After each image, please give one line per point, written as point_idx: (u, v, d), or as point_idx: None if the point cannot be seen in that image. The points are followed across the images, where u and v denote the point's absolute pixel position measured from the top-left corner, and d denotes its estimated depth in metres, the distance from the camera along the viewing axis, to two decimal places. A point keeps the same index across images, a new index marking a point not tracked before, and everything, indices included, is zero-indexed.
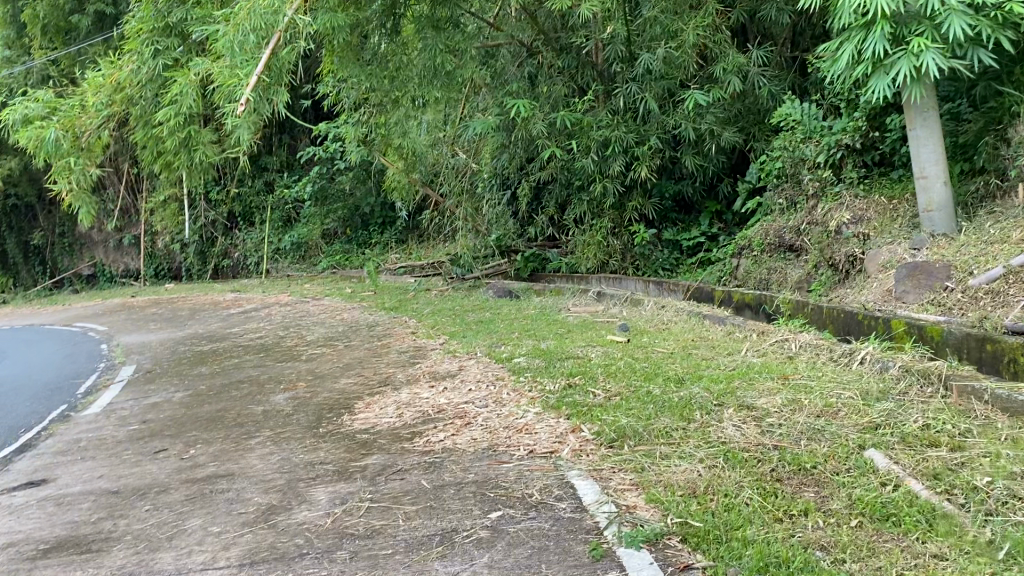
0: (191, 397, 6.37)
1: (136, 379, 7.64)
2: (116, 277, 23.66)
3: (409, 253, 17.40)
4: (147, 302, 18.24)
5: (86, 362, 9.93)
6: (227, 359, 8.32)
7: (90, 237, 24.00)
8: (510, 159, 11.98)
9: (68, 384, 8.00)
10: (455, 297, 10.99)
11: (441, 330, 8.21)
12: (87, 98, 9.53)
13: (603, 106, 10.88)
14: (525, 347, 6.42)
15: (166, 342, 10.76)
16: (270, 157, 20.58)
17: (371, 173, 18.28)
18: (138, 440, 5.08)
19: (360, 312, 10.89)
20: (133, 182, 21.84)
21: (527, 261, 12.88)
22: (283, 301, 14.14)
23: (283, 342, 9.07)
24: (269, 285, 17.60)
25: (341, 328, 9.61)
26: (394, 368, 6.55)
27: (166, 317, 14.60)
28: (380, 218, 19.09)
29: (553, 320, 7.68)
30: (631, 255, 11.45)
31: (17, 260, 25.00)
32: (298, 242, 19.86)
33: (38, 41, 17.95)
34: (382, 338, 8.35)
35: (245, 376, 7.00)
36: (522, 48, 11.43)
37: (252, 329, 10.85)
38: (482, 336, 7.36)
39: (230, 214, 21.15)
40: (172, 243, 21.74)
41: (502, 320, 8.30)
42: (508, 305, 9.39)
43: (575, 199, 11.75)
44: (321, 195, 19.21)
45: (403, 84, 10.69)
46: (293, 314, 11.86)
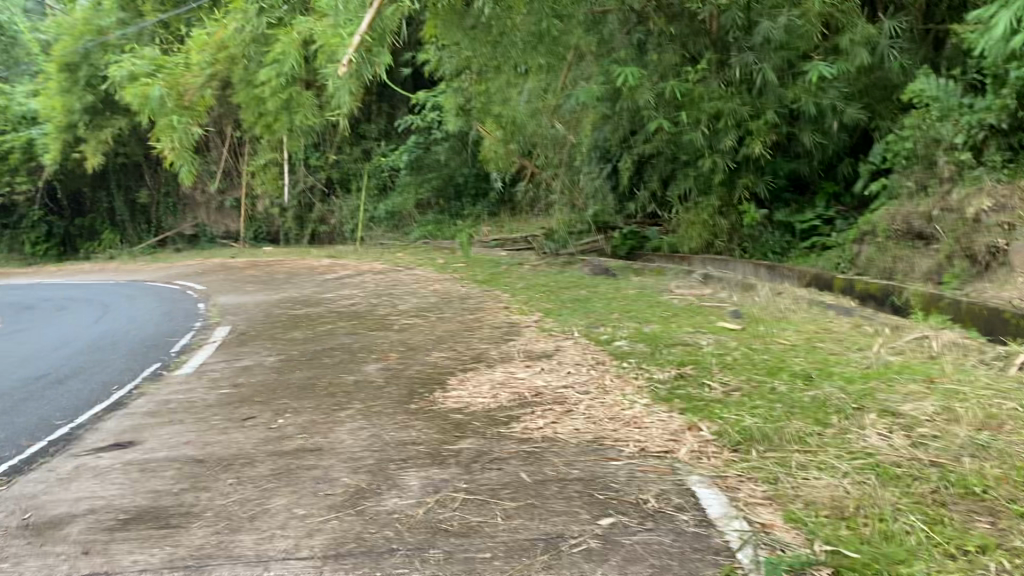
0: (281, 362, 6.25)
1: (228, 341, 7.60)
2: (217, 238, 24.25)
3: (502, 226, 17.16)
4: (245, 264, 18.53)
5: (183, 320, 10.03)
6: (319, 325, 8.21)
7: (193, 198, 24.65)
8: (615, 132, 11.64)
9: (164, 342, 8.02)
10: (550, 272, 10.63)
11: (536, 306, 7.90)
12: (192, 58, 9.53)
13: (716, 78, 10.45)
14: (628, 330, 6.04)
15: (261, 305, 10.81)
16: (368, 124, 20.76)
17: (467, 145, 18.66)
18: (226, 405, 4.94)
19: (453, 284, 10.67)
20: (236, 146, 22.38)
21: (625, 238, 12.28)
22: (375, 268, 14.10)
23: (375, 310, 8.93)
24: (363, 253, 17.61)
25: (434, 299, 9.42)
26: (488, 344, 6.27)
27: (262, 280, 14.74)
28: (473, 190, 19.13)
29: (655, 302, 7.26)
30: (738, 235, 10.92)
31: (125, 217, 26.13)
32: (392, 212, 19.70)
33: (150, 3, 18.32)
34: (475, 312, 8.10)
35: (335, 344, 6.85)
36: (632, 15, 10.41)
37: (345, 295, 10.79)
38: (581, 314, 7.01)
39: (327, 180, 21.32)
40: (271, 207, 22.05)
41: (600, 298, 7.93)
42: (606, 283, 9.00)
43: (681, 174, 11.37)
44: (417, 165, 19.42)
45: (507, 49, 10.18)
46: (385, 282, 11.73)
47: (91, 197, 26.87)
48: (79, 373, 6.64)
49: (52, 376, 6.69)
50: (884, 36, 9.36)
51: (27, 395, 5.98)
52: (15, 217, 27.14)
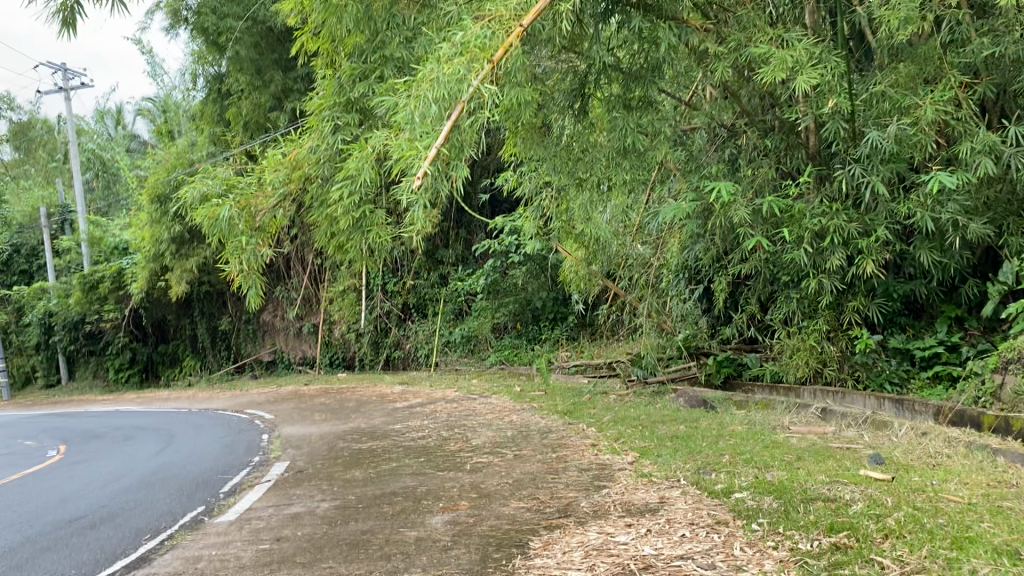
0: (337, 509, 5.41)
1: (284, 480, 6.82)
2: (293, 364, 24.02)
3: (580, 352, 16.37)
4: (318, 392, 17.99)
5: (242, 454, 9.32)
6: (384, 461, 7.37)
7: (272, 324, 24.65)
8: (707, 252, 10.72)
9: (217, 480, 7.29)
10: (639, 403, 9.63)
11: (629, 444, 6.90)
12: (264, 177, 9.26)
13: (818, 193, 9.57)
14: (747, 480, 5.01)
15: (325, 437, 10.04)
16: (445, 250, 20.46)
17: (546, 266, 17.90)
18: (262, 568, 4.12)
19: (531, 415, 9.76)
20: (316, 273, 22.45)
21: (720, 365, 11.24)
22: (449, 397, 13.33)
23: (445, 446, 8.03)
24: (437, 380, 16.89)
25: (511, 432, 8.47)
26: (576, 492, 5.30)
27: (332, 408, 14.08)
28: (551, 314, 18.19)
29: (771, 443, 6.21)
30: (849, 363, 9.68)
31: (206, 344, 26.37)
32: (467, 335, 19.27)
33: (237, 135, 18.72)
34: (558, 450, 7.12)
35: (400, 487, 5.99)
36: (722, 128, 10.30)
37: (415, 427, 9.94)
38: (687, 456, 5.97)
39: (404, 305, 20.92)
40: (348, 332, 21.69)
41: (703, 436, 6.90)
42: (705, 416, 7.99)
43: (782, 296, 10.21)
44: (493, 289, 18.74)
45: (593, 161, 9.57)
46: (459, 413, 10.86)
47: (174, 324, 27.18)
48: (116, 517, 5.96)
49: (86, 520, 5.99)
50: (1009, 145, 8.26)
51: (51, 544, 5.27)
52: (101, 344, 27.69)
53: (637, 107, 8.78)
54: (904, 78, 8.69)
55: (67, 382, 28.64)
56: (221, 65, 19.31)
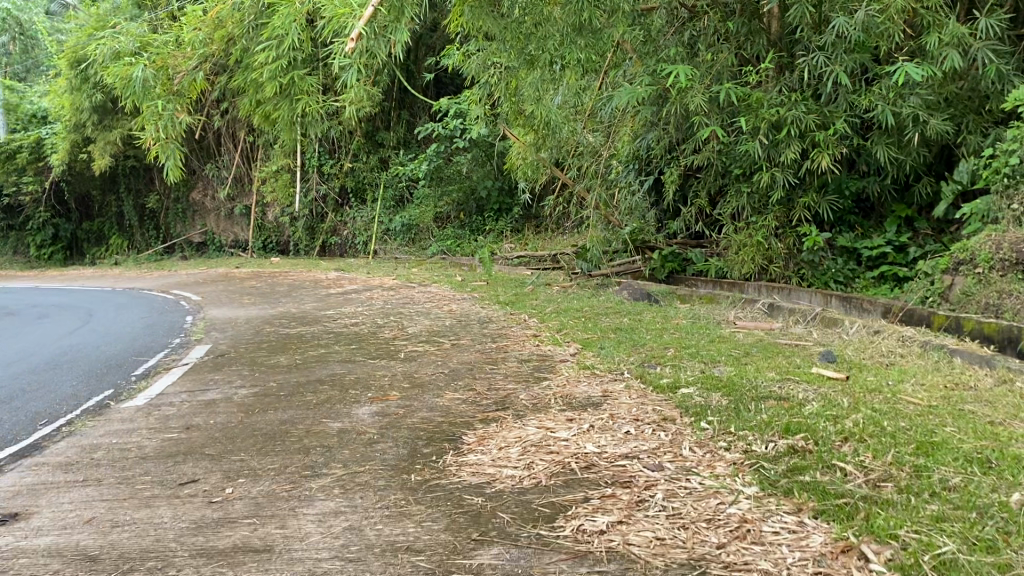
0: (256, 397, 5.02)
1: (203, 364, 6.39)
2: (226, 247, 23.20)
3: (523, 243, 16.02)
4: (250, 275, 17.37)
5: (163, 335, 8.82)
6: (313, 348, 6.97)
7: (204, 205, 23.64)
8: (659, 141, 10.30)
9: (131, 363, 6.81)
10: (582, 295, 9.35)
11: (571, 336, 6.61)
12: (183, 35, 8.47)
13: (777, 83, 9.12)
14: (695, 375, 4.77)
15: (253, 321, 9.57)
16: (387, 132, 19.47)
17: (491, 155, 17.38)
18: (166, 459, 3.72)
19: (470, 305, 9.41)
20: (249, 151, 21.62)
21: (664, 260, 10.98)
22: (386, 284, 12.91)
23: (378, 334, 7.65)
24: (375, 267, 16.40)
25: (448, 322, 8.13)
26: (514, 384, 4.99)
27: (264, 292, 13.56)
28: (496, 205, 17.81)
29: (718, 338, 5.99)
30: (796, 261, 9.56)
31: (134, 222, 25.25)
32: (408, 225, 18.58)
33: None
34: (496, 340, 6.79)
35: (327, 374, 5.61)
36: (682, 10, 9.67)
37: (348, 314, 9.52)
38: (630, 350, 5.70)
39: (342, 190, 20.10)
40: (284, 216, 20.89)
41: (647, 329, 6.65)
42: (650, 310, 7.74)
43: (733, 190, 9.84)
44: (437, 175, 18.09)
45: (546, 38, 8.90)
46: (396, 300, 10.47)
47: (99, 201, 25.88)
48: (14, 400, 5.47)
49: None
50: (977, 38, 7.93)
51: None
52: (21, 219, 26.33)
53: None
54: None
55: None
56: None
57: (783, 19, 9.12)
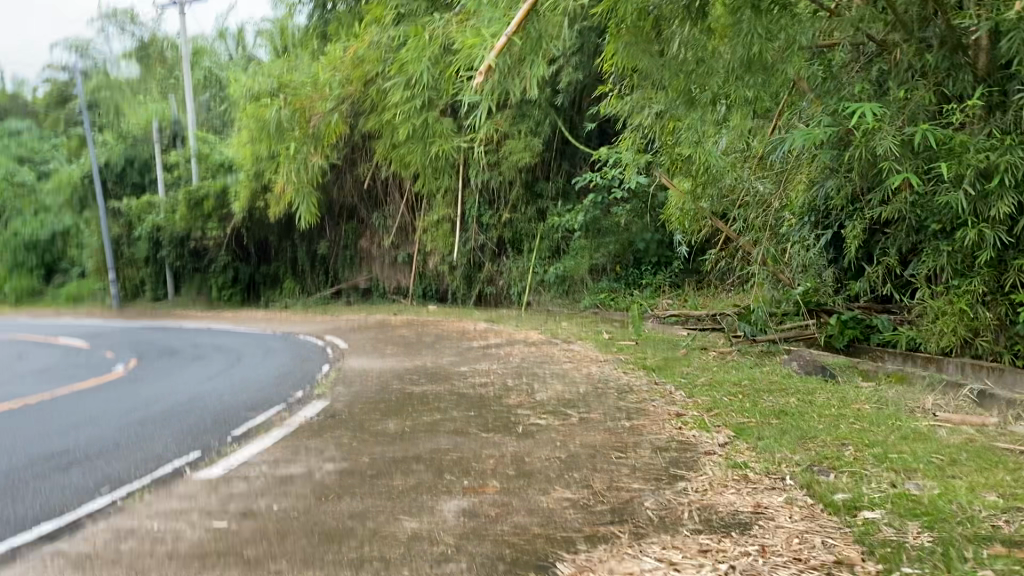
0: (337, 476, 4.31)
1: (306, 426, 5.82)
2: (387, 293, 23.35)
3: (683, 301, 14.83)
4: (402, 324, 17.16)
5: (288, 386, 8.43)
6: (428, 413, 6.24)
7: (368, 252, 24.01)
8: (840, 190, 8.91)
9: (236, 419, 6.34)
10: (741, 364, 8.16)
11: (723, 418, 5.52)
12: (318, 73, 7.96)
13: (985, 126, 7.87)
14: (882, 493, 3.62)
15: (382, 375, 9.01)
16: (546, 183, 18.77)
17: (650, 206, 16.24)
18: (194, 561, 3.08)
19: (612, 369, 8.42)
20: (413, 201, 21.74)
21: (843, 325, 9.47)
22: (530, 339, 12.14)
23: (503, 399, 6.81)
24: (525, 320, 15.69)
25: (584, 388, 7.18)
26: (642, 484, 4.00)
27: (409, 343, 13.14)
28: (655, 257, 16.84)
29: (913, 435, 4.73)
30: (1008, 334, 7.83)
31: (304, 267, 25.99)
32: (562, 276, 17.89)
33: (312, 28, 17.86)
34: (632, 417, 5.77)
35: (427, 450, 4.83)
36: (869, 45, 8.54)
37: (480, 372, 8.78)
38: (795, 446, 4.56)
39: (499, 239, 19.63)
40: (441, 264, 20.66)
41: (819, 415, 5.46)
42: (824, 389, 6.46)
43: (929, 248, 8.35)
44: (594, 227, 17.16)
45: (710, 74, 7.83)
46: (537, 359, 9.65)
47: (274, 246, 26.95)
48: (97, 458, 5.08)
49: (71, 456, 5.16)
50: None
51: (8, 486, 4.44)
52: (204, 261, 27.98)
53: (769, 11, 7.10)
54: None
55: (173, 297, 29.08)
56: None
57: (993, 52, 7.87)
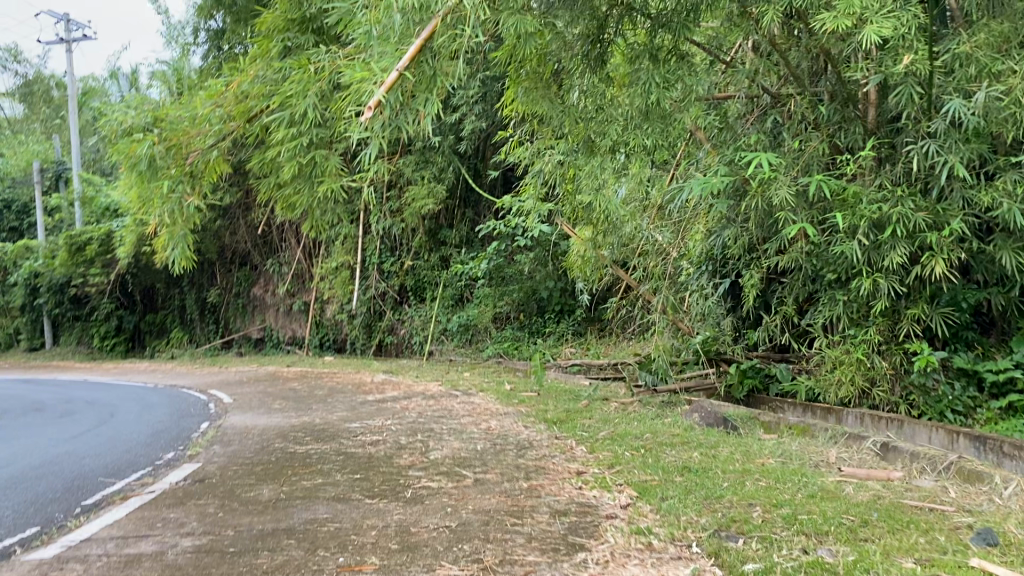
0: (193, 555, 3.77)
1: (168, 494, 5.20)
2: (283, 343, 22.41)
3: (586, 349, 14.65)
4: (296, 375, 16.38)
5: (159, 447, 7.71)
6: (309, 476, 5.71)
7: (263, 299, 23.06)
8: (738, 240, 8.88)
9: (91, 486, 5.65)
10: (643, 416, 7.92)
11: (625, 475, 5.22)
12: (194, 106, 7.40)
13: (876, 176, 7.79)
14: (794, 561, 3.36)
15: (266, 432, 8.38)
16: (450, 230, 18.51)
17: (552, 254, 16.28)
18: None
19: (512, 423, 8.04)
20: (311, 247, 21.06)
21: (743, 376, 9.30)
22: (429, 391, 11.66)
23: (393, 458, 6.34)
24: (425, 370, 15.19)
25: (482, 445, 6.78)
26: (537, 556, 3.62)
27: (301, 396, 12.45)
28: (557, 306, 16.66)
29: (821, 493, 4.52)
30: (902, 384, 7.91)
31: (194, 316, 24.77)
32: (466, 324, 17.37)
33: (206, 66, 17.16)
34: (530, 476, 5.39)
35: (300, 521, 4.33)
36: (764, 95, 8.58)
37: (373, 428, 8.26)
38: (701, 507, 4.27)
39: (400, 287, 19.09)
40: (340, 313, 19.93)
41: (724, 471, 5.22)
42: (728, 442, 6.26)
43: (825, 298, 8.36)
44: (498, 275, 17.02)
45: (608, 122, 7.93)
46: (434, 412, 9.19)
47: (163, 293, 25.61)
48: None
49: None
50: None
51: None
52: (86, 309, 26.32)
53: (667, 61, 7.00)
54: (997, 37, 6.74)
55: (51, 347, 27.20)
56: (220, 17, 17.75)
57: (881, 106, 7.84)
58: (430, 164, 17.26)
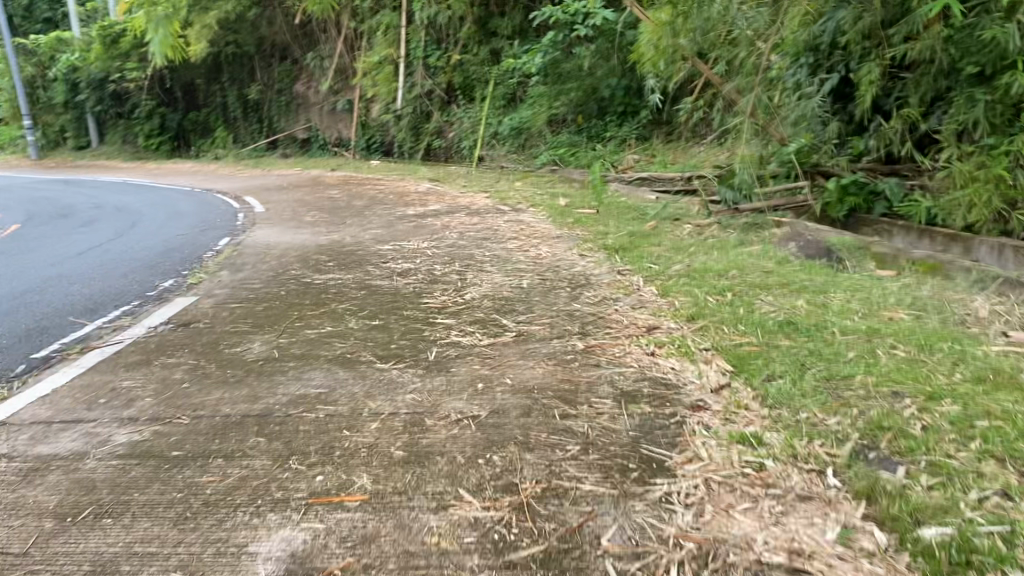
0: (121, 461, 2.70)
1: (139, 346, 4.18)
2: (329, 146, 21.21)
3: (651, 156, 13.14)
4: (338, 181, 15.27)
5: (161, 271, 6.71)
6: (316, 323, 4.63)
7: (306, 97, 21.60)
8: (856, 22, 7.08)
9: (54, 331, 4.62)
10: (724, 244, 6.60)
11: (713, 335, 4.01)
12: None
13: None
14: (997, 521, 2.18)
15: (286, 255, 7.31)
16: (502, 19, 16.25)
17: (618, 44, 13.88)
18: None
19: (566, 250, 6.81)
20: (353, 39, 19.30)
21: (842, 192, 7.71)
22: (475, 204, 10.45)
23: (421, 298, 5.21)
24: (473, 178, 13.90)
25: (530, 281, 5.58)
26: (598, 484, 2.50)
27: (338, 207, 11.36)
28: (620, 106, 14.57)
29: (992, 378, 3.27)
30: None
31: (237, 115, 23.56)
32: (518, 128, 15.89)
33: None
34: (587, 333, 4.20)
35: (284, 402, 3.25)
36: None
37: (407, 252, 7.15)
38: (828, 400, 3.06)
39: (449, 86, 17.33)
40: (384, 113, 18.43)
41: (845, 332, 3.99)
42: (840, 286, 4.95)
43: (958, 98, 6.67)
44: (554, 71, 15.11)
45: None
46: (479, 233, 8.00)
47: (204, 91, 24.31)
48: None
49: None
50: None
51: None
52: (127, 107, 25.19)
53: None
54: None
55: (97, 146, 26.32)
56: None
57: None
58: None
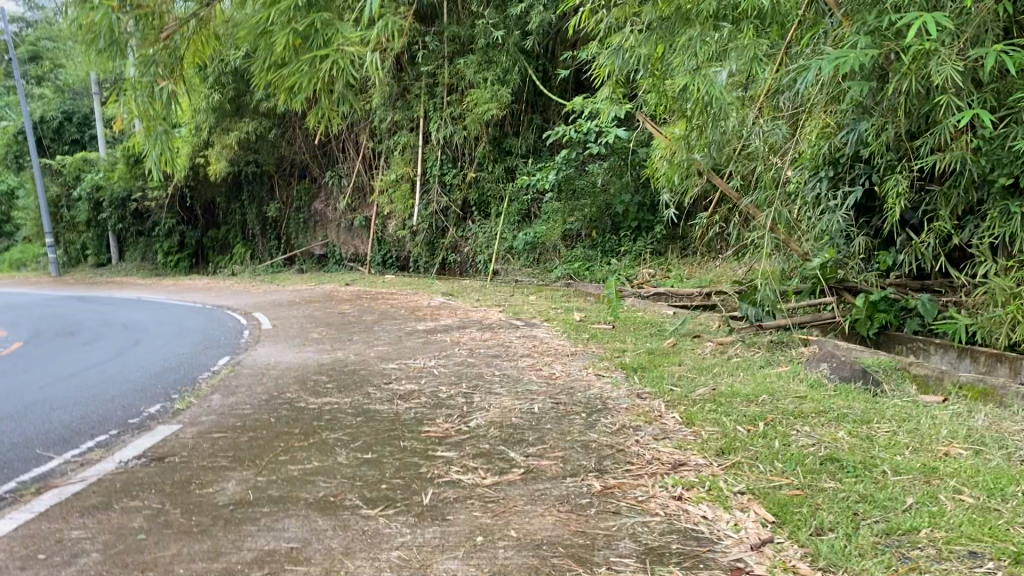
0: None
1: (103, 485, 3.74)
2: (344, 261, 21.15)
3: (668, 271, 12.85)
4: (352, 296, 15.04)
5: (152, 394, 6.32)
6: (303, 456, 4.18)
7: (324, 214, 21.71)
8: (879, 135, 6.80)
9: (16, 466, 4.20)
10: (751, 365, 6.15)
11: (749, 475, 3.52)
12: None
13: None
14: None
15: (285, 376, 6.91)
16: (515, 138, 16.45)
17: (631, 162, 14.04)
18: None
19: (581, 370, 6.37)
20: (370, 158, 19.51)
21: (871, 308, 7.27)
22: (488, 321, 10.09)
23: (421, 426, 4.76)
24: (488, 293, 13.63)
25: (541, 406, 5.13)
26: None
27: (347, 323, 11.03)
28: (634, 221, 14.57)
29: None
30: None
31: (255, 231, 23.70)
32: (533, 243, 15.68)
33: None
34: (605, 469, 3.73)
35: (250, 561, 2.78)
36: None
37: (412, 372, 6.73)
38: (895, 564, 2.55)
39: (464, 202, 17.31)
40: (400, 229, 18.27)
41: (899, 472, 3.49)
42: (884, 415, 4.45)
43: (990, 210, 6.33)
44: (568, 187, 15.02)
45: None
46: (491, 351, 7.60)
47: (223, 208, 24.57)
48: None
49: None
50: None
51: None
52: (147, 224, 25.46)
53: None
54: None
55: (117, 263, 26.47)
56: None
57: None
58: (495, 64, 15.28)
